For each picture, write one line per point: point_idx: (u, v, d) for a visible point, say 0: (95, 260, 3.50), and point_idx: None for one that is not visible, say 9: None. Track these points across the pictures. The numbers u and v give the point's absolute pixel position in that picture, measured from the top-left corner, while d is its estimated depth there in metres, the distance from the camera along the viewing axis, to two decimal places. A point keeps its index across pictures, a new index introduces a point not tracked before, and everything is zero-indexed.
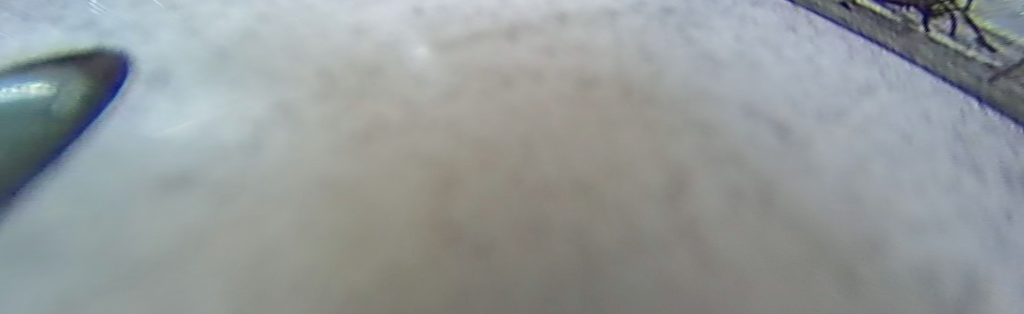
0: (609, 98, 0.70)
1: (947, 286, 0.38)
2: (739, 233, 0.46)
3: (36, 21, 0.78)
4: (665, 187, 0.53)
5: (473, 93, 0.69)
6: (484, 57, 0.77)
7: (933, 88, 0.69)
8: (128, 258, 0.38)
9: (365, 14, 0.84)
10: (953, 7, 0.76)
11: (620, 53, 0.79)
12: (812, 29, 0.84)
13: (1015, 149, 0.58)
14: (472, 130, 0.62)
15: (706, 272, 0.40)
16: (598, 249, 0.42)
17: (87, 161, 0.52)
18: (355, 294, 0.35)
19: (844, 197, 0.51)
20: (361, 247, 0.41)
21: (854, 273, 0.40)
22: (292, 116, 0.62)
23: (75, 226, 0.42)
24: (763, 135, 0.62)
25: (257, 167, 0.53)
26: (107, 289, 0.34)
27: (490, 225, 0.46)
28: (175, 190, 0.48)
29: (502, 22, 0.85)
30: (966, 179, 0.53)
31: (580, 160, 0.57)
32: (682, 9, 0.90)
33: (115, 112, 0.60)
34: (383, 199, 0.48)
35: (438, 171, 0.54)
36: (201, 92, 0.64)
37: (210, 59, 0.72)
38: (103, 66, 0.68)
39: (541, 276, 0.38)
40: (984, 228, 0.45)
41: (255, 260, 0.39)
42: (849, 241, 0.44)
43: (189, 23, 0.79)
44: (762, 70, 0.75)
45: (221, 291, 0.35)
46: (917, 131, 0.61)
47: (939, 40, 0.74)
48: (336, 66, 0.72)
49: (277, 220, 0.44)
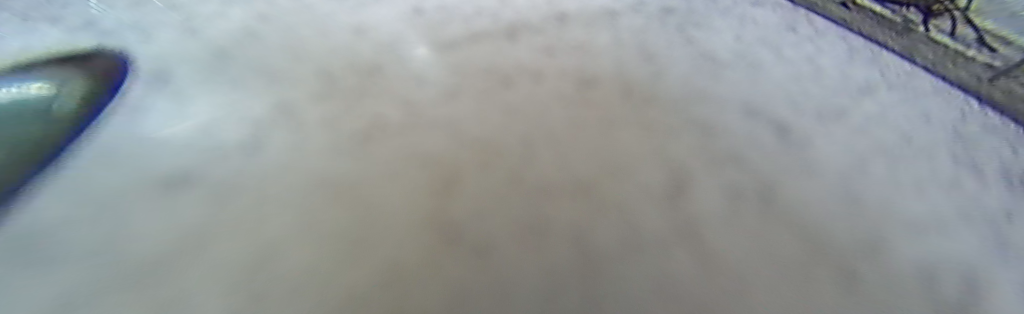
0: (608, 98, 0.70)
1: (947, 286, 0.38)
2: (738, 233, 0.46)
3: (36, 21, 0.78)
4: (665, 186, 0.53)
5: (473, 93, 0.69)
6: (483, 57, 0.77)
7: (934, 88, 0.69)
8: (127, 258, 0.38)
9: (365, 14, 0.84)
10: (953, 7, 0.77)
11: (620, 53, 0.79)
12: (812, 29, 0.84)
13: (1015, 149, 0.57)
14: (472, 130, 0.62)
15: (705, 272, 0.40)
16: (598, 249, 0.42)
17: (87, 161, 0.52)
18: (355, 293, 0.35)
19: (843, 198, 0.51)
20: (361, 246, 0.42)
21: (855, 274, 0.40)
22: (291, 117, 0.62)
23: (74, 227, 0.42)
24: (763, 135, 0.62)
25: (257, 167, 0.53)
26: (106, 289, 0.34)
27: (489, 224, 0.46)
28: (175, 190, 0.48)
29: (502, 22, 0.85)
30: (967, 179, 0.53)
31: (579, 160, 0.57)
32: (683, 9, 0.90)
33: (116, 112, 0.60)
34: (383, 199, 0.49)
35: (438, 170, 0.54)
36: (202, 92, 0.64)
37: (211, 59, 0.72)
38: (104, 66, 0.68)
39: (540, 276, 0.38)
40: (984, 228, 0.45)
41: (255, 259, 0.39)
42: (851, 242, 0.44)
43: (190, 23, 0.79)
44: (762, 69, 0.75)
45: (220, 292, 0.35)
46: (918, 131, 0.61)
47: (939, 39, 0.74)
48: (336, 66, 0.72)
49: (278, 220, 0.44)
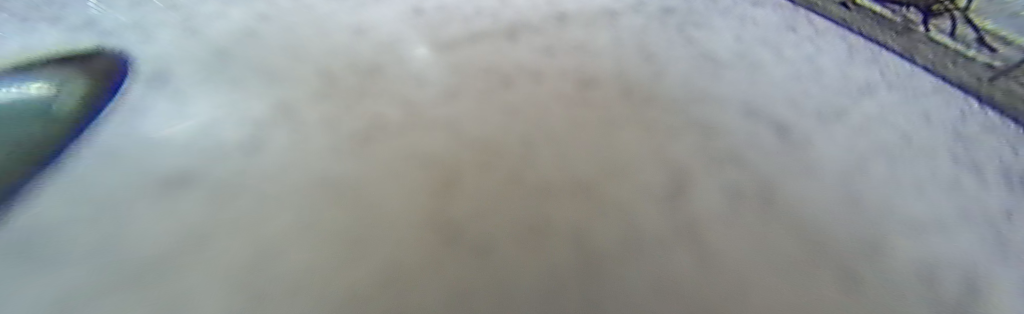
0: (608, 98, 0.70)
1: (946, 286, 0.38)
2: (738, 233, 0.46)
3: (35, 21, 0.78)
4: (665, 186, 0.53)
5: (473, 93, 0.69)
6: (483, 57, 0.77)
7: (934, 88, 0.69)
8: (127, 259, 0.38)
9: (365, 14, 0.84)
10: (953, 7, 0.77)
11: (620, 53, 0.79)
12: (812, 29, 0.84)
13: (1016, 149, 0.57)
14: (472, 130, 0.62)
15: (706, 272, 0.40)
16: (598, 249, 0.42)
17: (88, 161, 0.52)
18: (355, 294, 0.35)
19: (844, 196, 0.51)
20: (360, 247, 0.41)
21: (854, 274, 0.40)
22: (291, 117, 0.61)
23: (75, 226, 0.42)
24: (764, 135, 0.62)
25: (257, 167, 0.53)
26: (107, 290, 0.34)
27: (489, 224, 0.46)
28: (176, 189, 0.49)
29: (502, 22, 0.85)
30: (967, 179, 0.53)
31: (580, 160, 0.57)
32: (682, 9, 0.90)
33: (116, 111, 0.60)
34: (383, 199, 0.49)
35: (438, 170, 0.54)
36: (202, 92, 0.64)
37: (210, 59, 0.72)
38: (105, 66, 0.69)
39: (540, 276, 0.38)
40: (984, 228, 0.45)
41: (255, 260, 0.39)
42: (851, 242, 0.44)
43: (190, 23, 0.79)
44: (762, 69, 0.75)
45: (220, 292, 0.35)
46: (917, 131, 0.61)
47: (939, 40, 0.74)
48: (336, 66, 0.72)
49: (277, 220, 0.44)
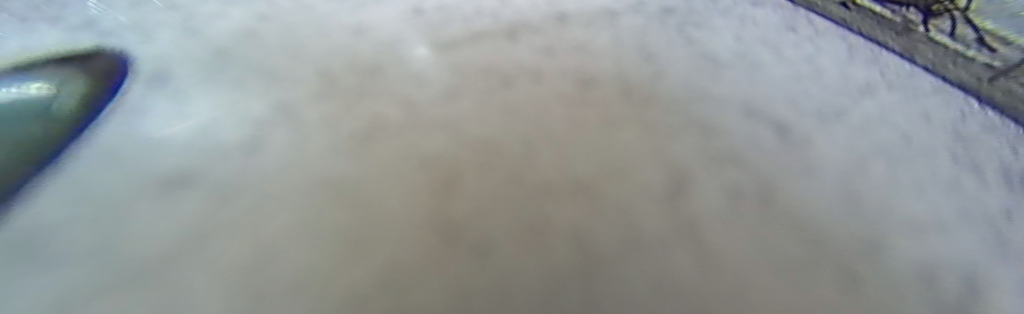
0: (608, 98, 0.70)
1: (946, 286, 0.38)
2: (737, 233, 0.46)
3: (35, 21, 0.78)
4: (665, 186, 0.53)
5: (473, 93, 0.69)
6: (483, 57, 0.77)
7: (933, 88, 0.69)
8: (127, 259, 0.38)
9: (365, 14, 0.84)
10: (953, 7, 0.77)
11: (620, 53, 0.79)
12: (812, 29, 0.84)
13: (1015, 149, 0.57)
14: (472, 130, 0.62)
15: (705, 271, 0.40)
16: (598, 249, 0.42)
17: (88, 161, 0.52)
18: (355, 293, 0.35)
19: (844, 197, 0.51)
20: (360, 247, 0.41)
21: (854, 274, 0.40)
22: (292, 117, 0.62)
23: (74, 226, 0.42)
24: (764, 135, 0.62)
25: (256, 167, 0.53)
26: (107, 290, 0.34)
27: (490, 224, 0.46)
28: (175, 189, 0.49)
29: (502, 22, 0.85)
30: (966, 178, 0.53)
31: (580, 160, 0.57)
32: (682, 9, 0.90)
33: (115, 112, 0.60)
34: (383, 199, 0.49)
35: (439, 170, 0.54)
36: (202, 92, 0.64)
37: (210, 59, 0.72)
38: (105, 66, 0.69)
39: (540, 276, 0.38)
40: (985, 229, 0.45)
41: (255, 260, 0.39)
42: (850, 242, 0.44)
43: (190, 23, 0.79)
44: (762, 69, 0.75)
45: (219, 292, 0.35)
46: (917, 131, 0.61)
47: (939, 40, 0.74)
48: (336, 66, 0.72)
49: (277, 221, 0.44)
